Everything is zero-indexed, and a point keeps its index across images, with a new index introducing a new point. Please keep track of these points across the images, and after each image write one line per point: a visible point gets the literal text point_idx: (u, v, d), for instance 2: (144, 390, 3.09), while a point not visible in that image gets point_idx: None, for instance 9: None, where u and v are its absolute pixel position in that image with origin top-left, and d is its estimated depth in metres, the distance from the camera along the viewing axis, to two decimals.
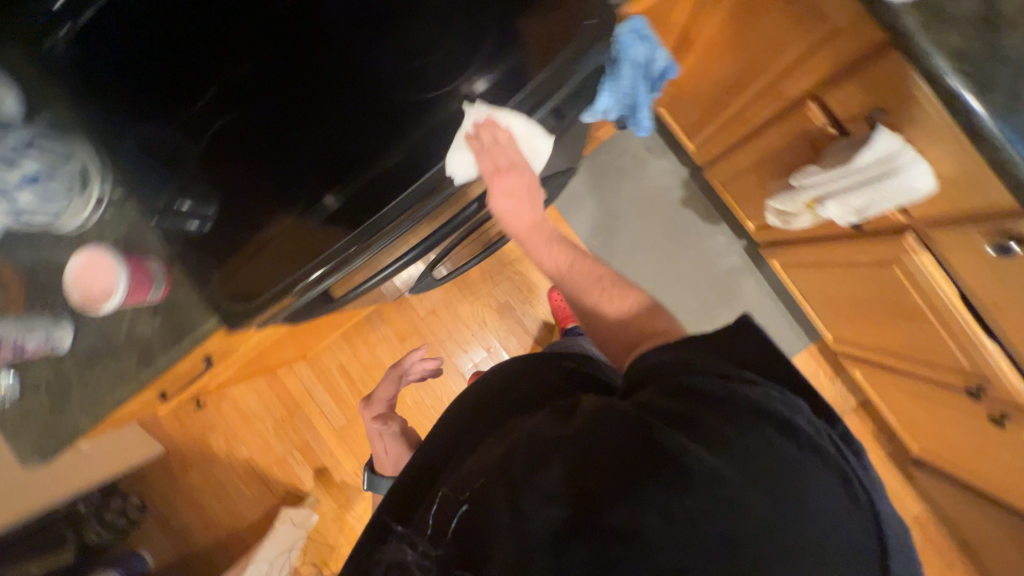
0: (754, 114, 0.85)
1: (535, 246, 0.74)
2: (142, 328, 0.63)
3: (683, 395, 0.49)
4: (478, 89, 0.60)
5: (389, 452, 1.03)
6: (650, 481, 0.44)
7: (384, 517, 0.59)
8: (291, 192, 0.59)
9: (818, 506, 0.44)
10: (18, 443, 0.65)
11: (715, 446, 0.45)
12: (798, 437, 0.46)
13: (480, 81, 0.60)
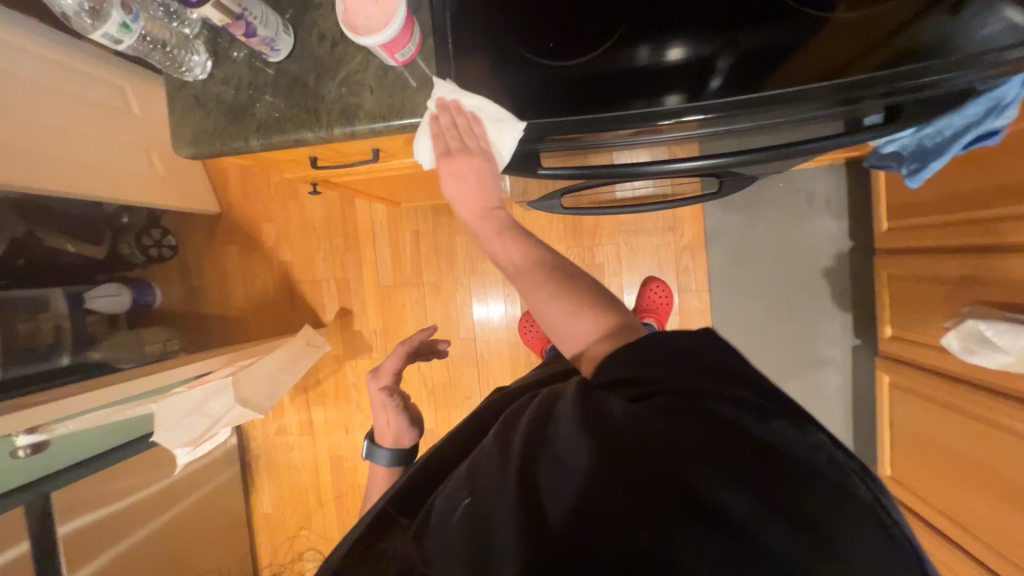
0: (1017, 232, 0.75)
1: (485, 237, 0.56)
2: (360, 81, 0.56)
3: (700, 429, 0.38)
4: (670, 56, 0.49)
5: (395, 427, 0.82)
6: (672, 520, 0.34)
7: (390, 503, 0.47)
8: (598, 28, 0.50)
9: (814, 546, 0.32)
10: (176, 122, 0.60)
11: (764, 505, 0.34)
12: (848, 488, 0.35)
13: (675, 47, 0.49)
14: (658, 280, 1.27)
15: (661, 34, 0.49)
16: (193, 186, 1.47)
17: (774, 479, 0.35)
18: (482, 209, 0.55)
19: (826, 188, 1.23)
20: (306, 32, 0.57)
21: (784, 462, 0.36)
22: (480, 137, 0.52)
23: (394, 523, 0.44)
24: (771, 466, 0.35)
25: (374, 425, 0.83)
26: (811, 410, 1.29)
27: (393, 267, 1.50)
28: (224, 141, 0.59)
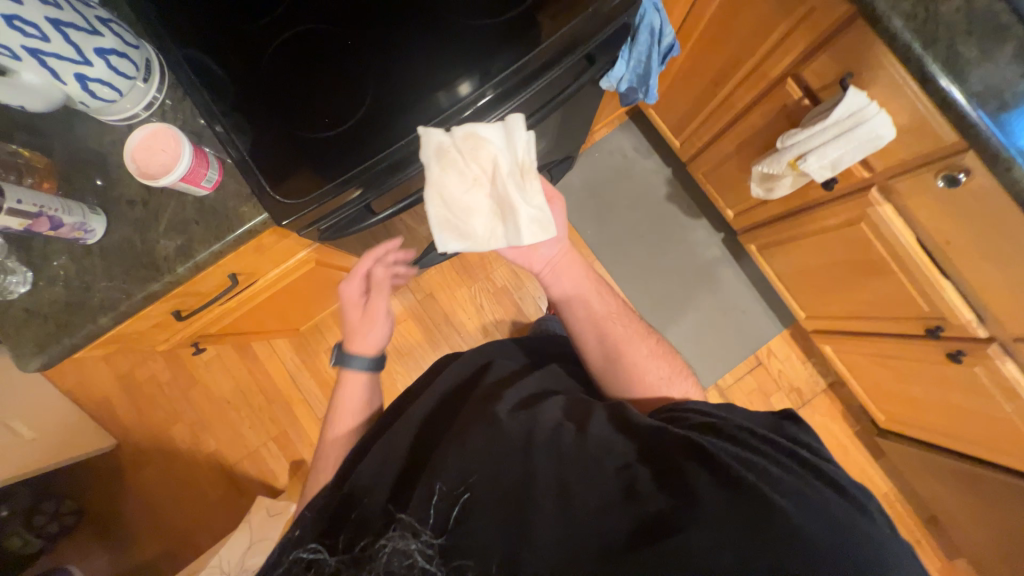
0: (739, 99, 0.99)
1: (591, 295, 0.82)
2: (182, 218, 0.61)
3: (747, 441, 0.54)
4: (461, 91, 0.63)
5: (369, 333, 0.80)
6: (705, 494, 0.49)
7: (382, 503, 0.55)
8: (364, 90, 0.63)
9: (812, 517, 0.47)
10: (20, 340, 0.60)
11: (784, 493, 0.49)
12: (847, 489, 0.50)
13: (464, 83, 0.63)
14: None
15: (434, 76, 0.63)
16: (76, 430, 1.33)
17: (789, 474, 0.51)
18: (575, 267, 0.82)
19: (628, 140, 1.48)
20: (113, 205, 0.61)
21: (790, 461, 0.52)
22: (467, 150, 0.62)
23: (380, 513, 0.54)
24: (778, 468, 0.51)
25: (345, 328, 0.82)
26: (726, 304, 1.46)
27: (325, 392, 1.44)
28: (75, 332, 0.60)
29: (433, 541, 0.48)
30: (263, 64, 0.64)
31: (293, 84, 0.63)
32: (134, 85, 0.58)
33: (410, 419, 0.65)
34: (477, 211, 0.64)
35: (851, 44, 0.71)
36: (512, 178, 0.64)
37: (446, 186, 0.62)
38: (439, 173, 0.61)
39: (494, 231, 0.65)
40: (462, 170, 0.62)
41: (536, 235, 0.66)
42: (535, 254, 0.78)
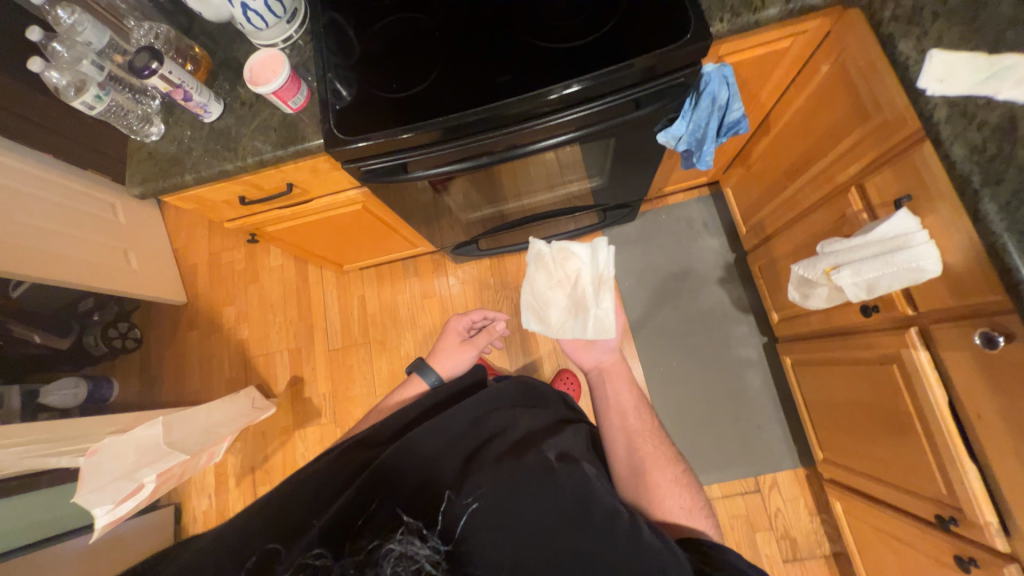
0: (805, 198, 0.94)
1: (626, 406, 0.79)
2: (270, 125, 0.78)
3: None
4: (568, 90, 0.70)
5: (449, 359, 0.98)
6: None
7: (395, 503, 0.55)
8: (435, 66, 0.75)
9: None
10: (134, 171, 0.81)
11: None
12: None
13: (571, 85, 0.70)
14: (568, 372, 1.42)
15: (504, 68, 0.73)
16: (164, 278, 1.65)
17: None
18: (617, 381, 0.83)
19: (702, 212, 1.46)
20: (229, 101, 0.80)
21: None
22: (554, 255, 0.86)
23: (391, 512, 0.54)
24: None
25: (436, 345, 1.02)
26: (746, 413, 1.33)
27: (343, 330, 1.60)
28: (167, 179, 0.79)
29: (438, 548, 0.48)
30: (372, 32, 0.79)
31: (387, 54, 0.77)
32: (279, 23, 0.78)
33: (460, 422, 0.65)
34: (555, 303, 0.86)
35: (919, 164, 0.66)
36: (591, 287, 0.83)
37: (537, 283, 0.88)
38: (534, 271, 0.88)
39: (567, 322, 0.84)
40: (551, 272, 0.87)
41: (599, 332, 0.80)
42: (587, 354, 0.85)
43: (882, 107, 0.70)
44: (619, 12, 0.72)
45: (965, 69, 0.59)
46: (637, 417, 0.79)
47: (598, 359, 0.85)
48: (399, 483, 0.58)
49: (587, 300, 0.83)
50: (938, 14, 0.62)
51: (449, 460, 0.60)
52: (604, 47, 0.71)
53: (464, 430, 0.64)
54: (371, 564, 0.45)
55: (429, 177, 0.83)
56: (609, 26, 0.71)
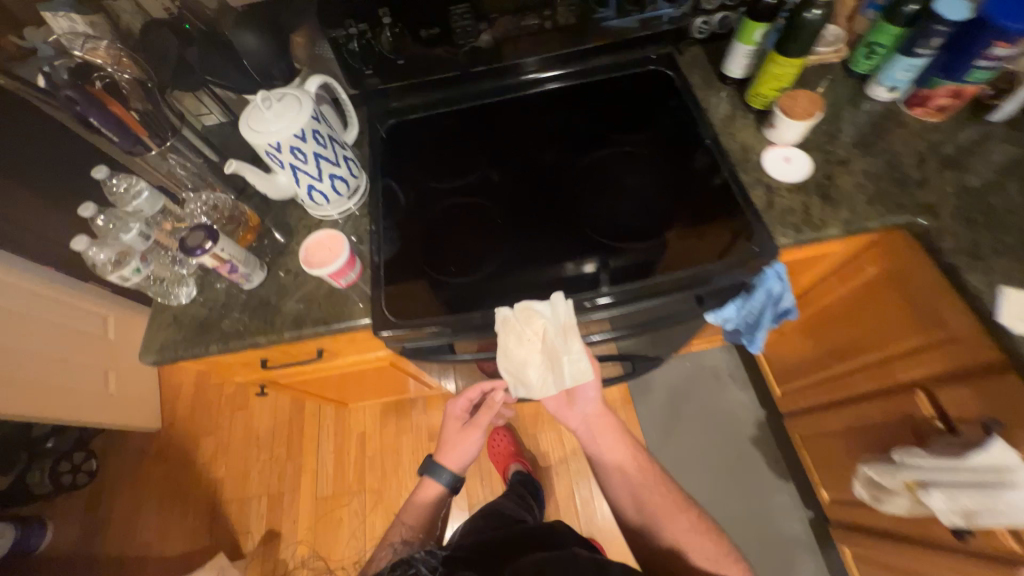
0: (856, 383, 0.91)
1: (618, 455, 0.80)
2: (316, 298, 0.74)
3: None
4: (601, 301, 0.67)
5: (458, 447, 0.92)
6: None
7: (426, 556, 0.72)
8: (494, 254, 0.74)
9: None
10: (152, 335, 0.73)
11: None
12: None
13: (604, 295, 0.68)
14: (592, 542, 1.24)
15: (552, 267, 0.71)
16: (142, 403, 1.49)
17: None
18: (605, 429, 0.80)
19: (725, 363, 1.42)
20: (273, 268, 0.77)
21: None
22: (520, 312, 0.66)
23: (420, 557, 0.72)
24: None
25: (444, 434, 0.94)
26: None
27: (336, 474, 1.42)
28: (189, 349, 0.72)
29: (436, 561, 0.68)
30: (431, 213, 0.80)
31: (447, 238, 0.77)
32: (340, 199, 0.78)
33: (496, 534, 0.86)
34: (531, 364, 0.68)
35: (1006, 391, 0.63)
36: (558, 337, 0.66)
37: (509, 349, 0.67)
38: (502, 337, 0.66)
39: (547, 381, 0.70)
40: (519, 333, 0.66)
41: (580, 378, 0.70)
42: (571, 411, 0.82)
43: (948, 324, 0.70)
44: (680, 220, 0.74)
45: None
46: (638, 469, 0.79)
47: (584, 412, 0.81)
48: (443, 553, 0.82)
49: (558, 351, 0.67)
50: (999, 251, 0.64)
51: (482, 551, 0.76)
52: (668, 252, 0.71)
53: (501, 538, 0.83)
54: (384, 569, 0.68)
55: (464, 361, 0.78)
56: (670, 234, 0.73)
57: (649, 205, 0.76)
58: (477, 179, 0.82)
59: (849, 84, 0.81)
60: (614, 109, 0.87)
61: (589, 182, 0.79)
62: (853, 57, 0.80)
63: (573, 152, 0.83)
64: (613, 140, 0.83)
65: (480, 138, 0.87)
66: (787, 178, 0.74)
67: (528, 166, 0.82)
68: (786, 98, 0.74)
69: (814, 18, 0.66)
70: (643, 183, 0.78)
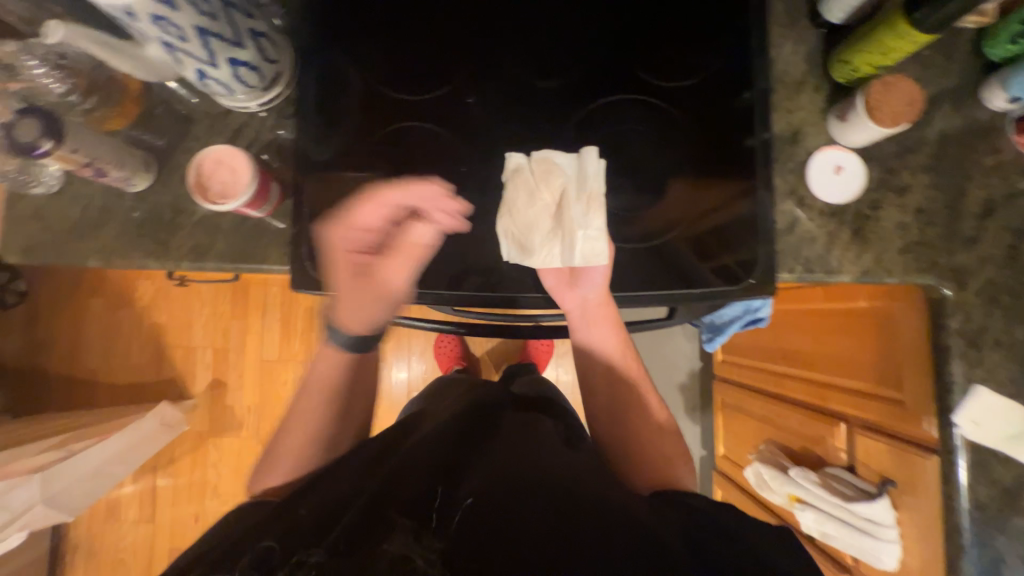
0: (788, 388, 0.93)
1: (607, 343, 0.68)
2: (222, 225, 0.60)
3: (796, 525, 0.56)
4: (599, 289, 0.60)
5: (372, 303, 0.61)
6: None
7: (386, 509, 0.47)
8: (447, 213, 0.59)
9: None
10: (12, 228, 0.59)
11: None
12: None
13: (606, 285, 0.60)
14: None
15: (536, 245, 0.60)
16: None
17: None
18: (600, 320, 0.66)
19: None
20: (167, 171, 0.60)
21: None
22: (538, 164, 0.57)
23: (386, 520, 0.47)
24: None
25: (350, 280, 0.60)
26: None
27: (281, 340, 1.43)
28: (62, 255, 0.59)
29: (434, 547, 0.44)
30: (376, 133, 0.60)
31: (392, 178, 0.59)
32: (252, 90, 0.57)
33: (424, 423, 0.68)
34: (538, 227, 0.57)
35: (913, 468, 0.66)
36: (578, 205, 0.56)
37: (517, 209, 0.56)
38: (511, 191, 0.56)
39: (551, 249, 0.57)
40: (531, 190, 0.56)
41: (590, 261, 0.56)
42: (569, 291, 0.62)
43: (903, 389, 0.67)
44: (688, 219, 0.58)
45: (1001, 419, 0.57)
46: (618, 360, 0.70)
47: (580, 305, 0.64)
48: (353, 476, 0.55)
49: (574, 222, 0.56)
50: (999, 343, 0.58)
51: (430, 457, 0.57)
52: (659, 260, 0.59)
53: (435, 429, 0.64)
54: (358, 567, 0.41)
55: (407, 323, 0.68)
56: (664, 238, 0.59)
57: (655, 183, 0.59)
58: (446, 91, 0.60)
59: (966, 70, 0.59)
60: (659, 23, 0.59)
61: (590, 132, 0.60)
62: (996, 38, 0.56)
63: (584, 76, 0.59)
64: (645, 83, 0.59)
65: (461, 19, 0.60)
66: (822, 194, 0.58)
67: (517, 86, 0.60)
68: (879, 86, 0.54)
69: None
70: (658, 151, 0.59)
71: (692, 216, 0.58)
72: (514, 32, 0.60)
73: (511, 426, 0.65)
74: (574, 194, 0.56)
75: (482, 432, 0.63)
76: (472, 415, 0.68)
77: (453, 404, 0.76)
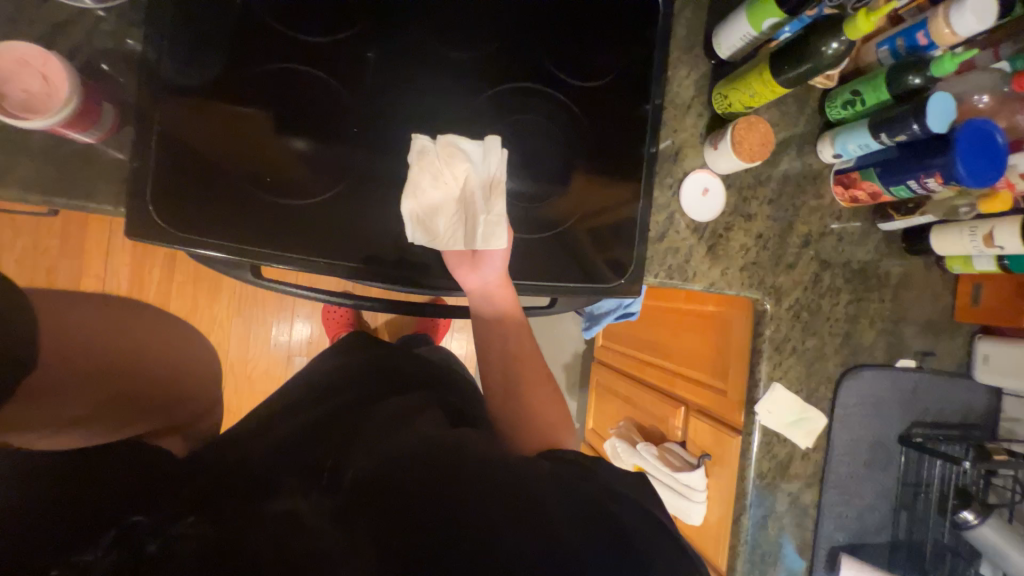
0: (648, 374, 1.05)
1: (507, 326, 0.67)
2: (31, 147, 0.48)
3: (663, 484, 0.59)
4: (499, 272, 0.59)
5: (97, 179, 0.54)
6: None
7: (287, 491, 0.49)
8: (336, 172, 0.54)
9: None
10: None
11: None
12: None
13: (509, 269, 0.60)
14: None
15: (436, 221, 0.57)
16: None
17: None
18: (500, 302, 0.63)
19: None
20: None
21: None
22: (444, 145, 0.55)
23: (278, 497, 0.48)
24: None
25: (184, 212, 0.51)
26: None
27: None
28: None
29: (327, 517, 0.45)
30: (255, 66, 0.52)
31: (270, 122, 0.52)
32: None
33: (321, 401, 0.66)
34: (441, 210, 0.56)
35: (727, 446, 0.81)
36: (480, 191, 0.56)
37: (420, 188, 0.54)
38: (414, 173, 0.54)
39: (455, 234, 0.57)
40: (437, 174, 0.55)
41: (491, 248, 0.56)
42: (471, 273, 0.59)
43: (728, 381, 0.81)
44: (579, 216, 0.61)
45: (787, 409, 0.73)
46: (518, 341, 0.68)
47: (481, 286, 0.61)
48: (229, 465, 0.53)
49: (475, 209, 0.56)
50: (795, 350, 0.73)
51: (322, 441, 0.56)
52: (547, 251, 0.61)
53: (324, 410, 0.63)
54: (244, 546, 0.41)
55: (284, 290, 0.61)
56: (555, 231, 0.61)
57: (552, 176, 0.61)
58: (344, 37, 0.54)
59: (810, 123, 0.70)
60: (572, 20, 0.60)
61: (496, 113, 0.59)
62: (833, 100, 0.67)
63: (495, 56, 0.58)
64: (553, 75, 0.60)
65: None
66: (692, 212, 0.66)
67: (424, 49, 0.56)
68: (744, 124, 0.62)
69: (829, 55, 0.54)
70: (559, 144, 0.61)
71: (577, 214, 0.61)
72: None
73: (397, 398, 0.63)
74: (478, 180, 0.56)
75: (373, 405, 0.63)
76: (367, 391, 0.67)
77: (331, 375, 0.73)
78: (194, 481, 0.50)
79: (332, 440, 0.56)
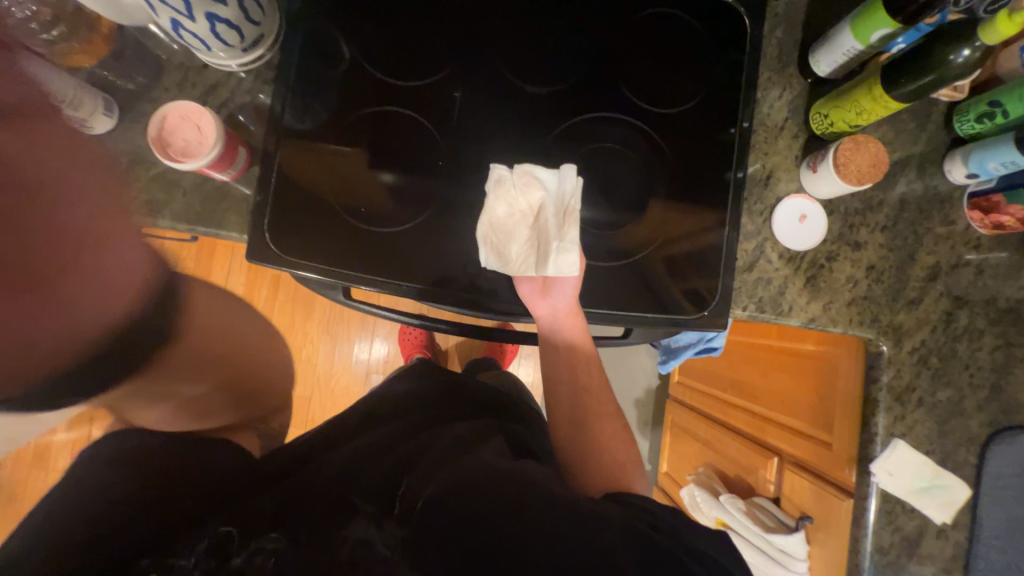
0: (733, 417, 0.95)
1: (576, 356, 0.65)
2: (183, 183, 0.58)
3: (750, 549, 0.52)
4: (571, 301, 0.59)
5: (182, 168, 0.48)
6: None
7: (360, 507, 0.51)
8: (421, 203, 0.58)
9: None
10: None
11: None
12: None
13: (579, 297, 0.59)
14: None
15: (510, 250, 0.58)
16: None
17: None
18: (569, 331, 0.63)
19: None
20: (130, 120, 0.58)
21: None
22: (520, 175, 0.57)
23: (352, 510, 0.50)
24: None
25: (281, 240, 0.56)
26: None
27: None
28: None
29: (394, 536, 0.46)
30: (359, 111, 0.58)
31: (367, 159, 0.58)
32: (232, 49, 0.54)
33: (394, 418, 0.68)
34: (514, 237, 0.57)
35: (834, 509, 0.69)
36: (554, 219, 0.57)
37: (496, 216, 0.56)
38: (491, 201, 0.56)
39: (527, 261, 0.58)
40: (512, 203, 0.56)
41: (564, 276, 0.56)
42: (541, 299, 0.60)
43: (834, 433, 0.71)
44: (657, 244, 0.59)
45: (913, 473, 0.61)
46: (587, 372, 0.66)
47: (551, 314, 0.61)
48: (309, 476, 0.56)
49: (548, 236, 0.57)
50: (923, 402, 0.62)
51: (394, 460, 0.58)
52: (621, 280, 0.59)
53: (396, 428, 0.65)
54: (321, 554, 0.43)
55: (368, 310, 0.65)
56: (631, 260, 0.59)
57: (630, 204, 0.59)
58: (435, 81, 0.59)
59: (934, 141, 0.62)
60: (653, 49, 0.60)
61: (573, 144, 0.60)
62: (965, 114, 0.58)
63: (575, 89, 0.59)
64: (632, 104, 0.60)
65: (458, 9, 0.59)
66: (787, 241, 0.60)
67: (506, 87, 0.59)
68: (850, 144, 0.56)
69: (958, 64, 0.48)
70: (637, 172, 0.60)
71: (655, 241, 0.59)
72: (510, 31, 0.59)
73: (465, 424, 0.63)
74: (552, 209, 0.57)
75: (444, 429, 0.63)
76: (437, 413, 0.68)
77: (405, 393, 0.75)
78: (280, 484, 0.54)
79: (402, 461, 0.58)
